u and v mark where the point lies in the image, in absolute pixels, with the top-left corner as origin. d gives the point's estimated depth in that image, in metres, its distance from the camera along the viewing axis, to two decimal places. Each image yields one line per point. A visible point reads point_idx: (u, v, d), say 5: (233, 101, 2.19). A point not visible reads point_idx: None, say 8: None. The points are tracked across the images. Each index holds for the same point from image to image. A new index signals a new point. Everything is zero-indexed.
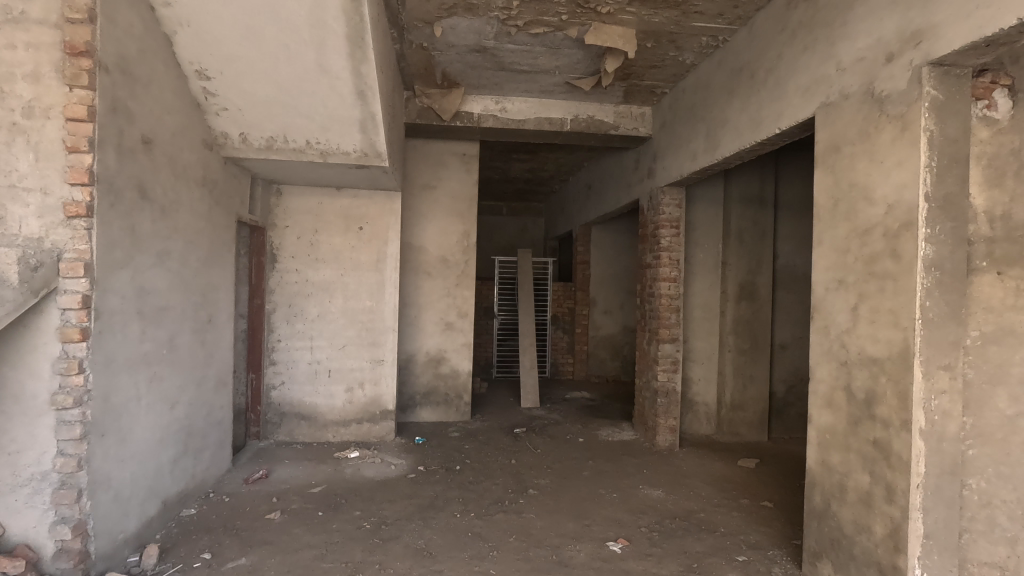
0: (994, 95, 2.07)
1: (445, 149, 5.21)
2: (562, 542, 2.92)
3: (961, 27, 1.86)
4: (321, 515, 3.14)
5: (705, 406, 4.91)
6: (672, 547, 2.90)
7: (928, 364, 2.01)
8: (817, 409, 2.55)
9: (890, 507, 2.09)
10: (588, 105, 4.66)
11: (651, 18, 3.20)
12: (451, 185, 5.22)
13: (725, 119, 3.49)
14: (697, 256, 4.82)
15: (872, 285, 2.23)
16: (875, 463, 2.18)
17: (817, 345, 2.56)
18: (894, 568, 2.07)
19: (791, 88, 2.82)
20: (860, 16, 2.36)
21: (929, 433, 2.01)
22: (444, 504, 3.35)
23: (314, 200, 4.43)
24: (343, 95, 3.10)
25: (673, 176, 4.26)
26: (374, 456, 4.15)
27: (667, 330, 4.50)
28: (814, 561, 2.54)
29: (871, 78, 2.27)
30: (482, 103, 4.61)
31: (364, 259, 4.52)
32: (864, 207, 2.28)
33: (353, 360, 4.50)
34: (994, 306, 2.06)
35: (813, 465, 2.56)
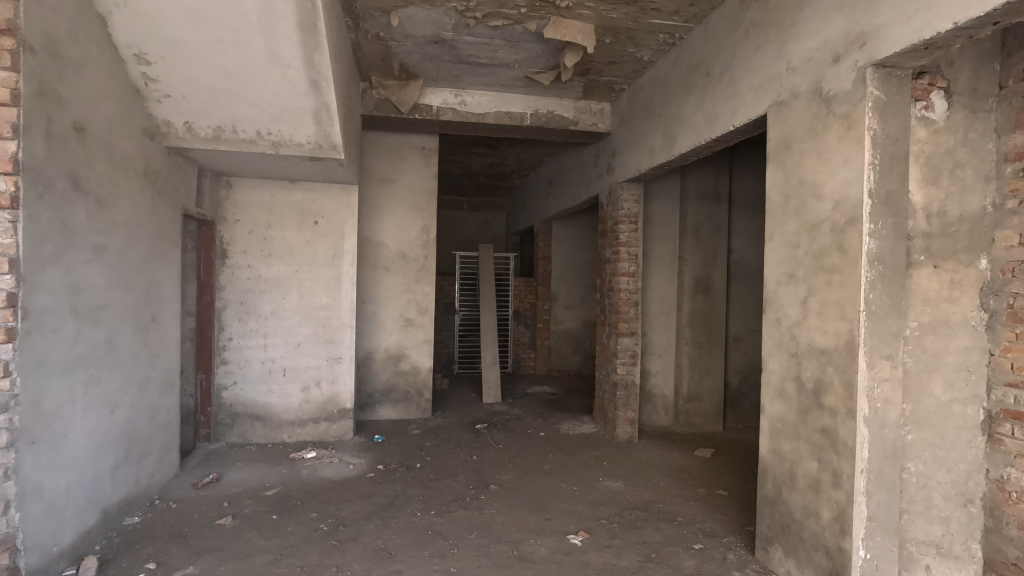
0: (931, 97, 2.19)
1: (404, 142, 5.11)
2: (523, 537, 2.92)
3: (903, 30, 1.93)
4: (275, 518, 3.04)
5: (663, 399, 5.01)
6: (631, 538, 2.94)
7: (872, 354, 2.09)
8: (769, 399, 2.63)
9: (836, 492, 2.17)
10: (547, 101, 4.66)
11: (610, 14, 3.21)
12: (410, 179, 5.13)
13: (681, 116, 3.55)
14: (655, 251, 4.90)
15: (820, 278, 2.30)
16: (822, 450, 2.26)
17: (769, 337, 2.63)
18: (840, 551, 2.15)
19: (744, 86, 2.88)
20: (809, 18, 2.42)
21: (872, 420, 2.09)
22: (404, 503, 3.29)
23: (266, 193, 4.28)
24: (295, 84, 2.99)
25: (632, 171, 4.30)
26: (332, 455, 4.06)
27: (626, 324, 4.56)
28: (766, 546, 2.62)
29: (820, 77, 2.33)
30: (441, 96, 4.54)
31: (320, 255, 4.39)
32: (813, 203, 2.35)
33: (309, 359, 4.38)
34: (932, 298, 2.21)
35: (765, 454, 2.64)
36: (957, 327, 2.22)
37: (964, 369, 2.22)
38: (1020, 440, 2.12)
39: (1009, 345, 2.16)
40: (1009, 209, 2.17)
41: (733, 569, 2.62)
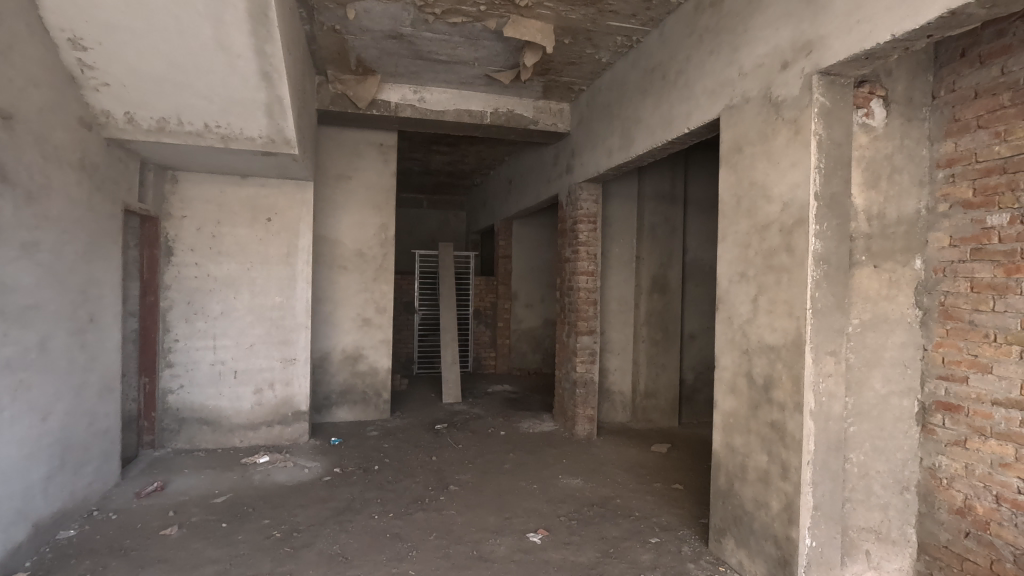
0: (872, 105, 2.30)
1: (361, 139, 5.01)
2: (483, 537, 2.91)
3: (845, 40, 2.02)
4: (225, 526, 2.93)
5: (621, 396, 5.09)
6: (590, 534, 2.97)
7: (817, 350, 2.18)
8: (722, 395, 2.70)
9: (785, 484, 2.25)
10: (507, 99, 4.66)
11: (569, 15, 3.24)
12: (367, 176, 5.03)
13: (638, 118, 3.61)
14: (613, 250, 4.97)
15: (770, 277, 2.38)
16: (772, 443, 2.34)
17: (722, 334, 2.71)
18: (788, 540, 2.23)
19: (699, 90, 2.95)
20: (760, 25, 2.49)
21: (818, 413, 2.18)
22: (362, 507, 3.23)
23: (215, 189, 4.12)
24: (246, 75, 2.88)
25: (590, 171, 4.35)
26: (286, 460, 3.94)
27: (585, 323, 4.61)
28: (719, 537, 2.70)
29: (770, 83, 2.41)
30: (400, 92, 4.47)
31: (273, 252, 4.25)
32: (763, 205, 2.43)
33: (261, 360, 4.24)
34: (872, 296, 2.31)
35: (718, 448, 2.71)
36: (894, 323, 2.35)
37: (901, 364, 2.37)
38: (952, 429, 2.29)
39: (941, 341, 2.33)
40: (941, 213, 2.33)
41: (688, 561, 2.69)
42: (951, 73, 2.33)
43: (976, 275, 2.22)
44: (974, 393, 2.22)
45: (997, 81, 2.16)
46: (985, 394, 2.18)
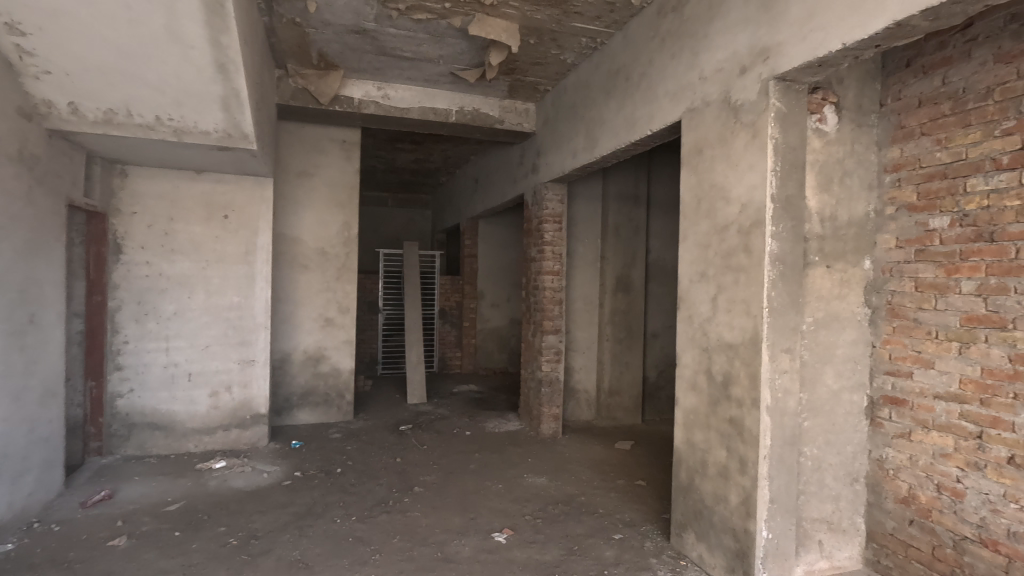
0: (824, 111, 2.38)
1: (323, 135, 4.91)
2: (448, 538, 2.89)
3: (799, 47, 2.08)
4: (177, 535, 2.82)
5: (586, 394, 5.14)
6: (555, 532, 2.99)
7: (774, 347, 2.24)
8: (682, 392, 2.76)
9: (743, 478, 2.31)
10: (472, 98, 4.64)
11: (534, 15, 3.24)
12: (330, 173, 4.93)
13: (602, 119, 3.64)
14: (578, 250, 5.01)
15: (728, 277, 2.44)
16: (730, 438, 2.40)
17: (683, 333, 2.76)
18: (746, 533, 2.29)
19: (661, 93, 3.00)
20: (719, 30, 2.55)
21: (774, 409, 2.25)
22: (323, 510, 3.16)
23: (168, 184, 3.96)
24: (200, 66, 2.77)
25: (556, 171, 4.37)
26: (244, 464, 3.82)
27: (550, 322, 4.64)
28: (680, 532, 2.75)
29: (728, 87, 2.47)
30: (363, 88, 4.40)
31: (230, 251, 4.12)
32: (722, 206, 2.49)
33: (218, 362, 4.10)
34: (825, 295, 2.40)
35: (679, 444, 2.76)
36: (845, 321, 2.44)
37: (852, 360, 2.46)
38: (898, 422, 2.40)
39: (889, 338, 2.43)
40: (888, 215, 2.44)
41: (650, 556, 2.73)
42: (898, 82, 2.43)
43: (920, 275, 2.32)
44: (918, 387, 2.32)
45: (939, 91, 2.27)
46: (928, 388, 2.29)
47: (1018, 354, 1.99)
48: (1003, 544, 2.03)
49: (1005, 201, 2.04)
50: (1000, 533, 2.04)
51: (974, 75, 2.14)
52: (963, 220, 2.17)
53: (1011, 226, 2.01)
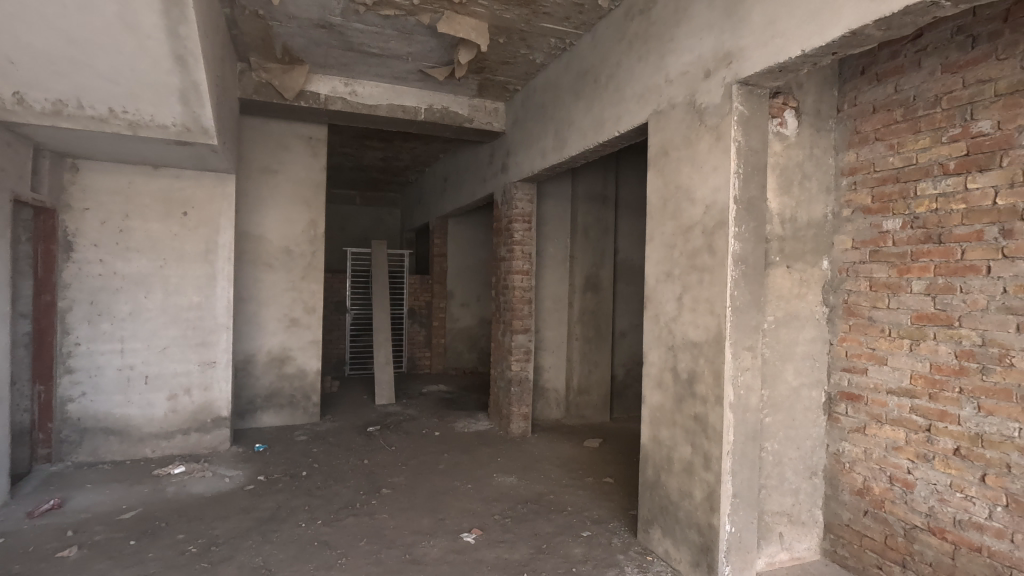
0: (785, 115, 2.46)
1: (288, 131, 4.80)
2: (416, 540, 2.86)
3: (761, 53, 2.14)
4: (132, 544, 2.72)
5: (555, 393, 5.17)
6: (524, 531, 2.99)
7: (736, 345, 2.30)
8: (649, 390, 2.79)
9: (707, 473, 2.36)
10: (442, 96, 4.61)
11: (503, 14, 3.24)
12: (295, 171, 4.83)
13: (571, 120, 3.67)
14: (548, 250, 5.03)
15: (693, 276, 2.49)
16: (695, 435, 2.45)
17: (650, 331, 2.80)
18: (710, 527, 2.34)
19: (629, 95, 3.04)
20: (685, 33, 2.60)
21: (736, 405, 2.30)
22: (288, 515, 3.09)
23: (123, 179, 3.81)
24: (156, 57, 2.67)
25: (525, 171, 4.38)
26: (204, 469, 3.71)
27: (520, 322, 4.64)
28: (647, 528, 2.79)
29: (693, 90, 2.52)
30: (329, 84, 4.33)
31: (189, 249, 3.99)
32: (688, 207, 2.54)
33: (177, 364, 3.97)
34: (785, 294, 2.47)
35: (645, 441, 2.80)
36: (804, 320, 2.52)
37: (811, 357, 2.54)
38: (853, 417, 2.48)
39: (845, 336, 2.52)
40: (845, 217, 2.53)
41: (618, 553, 2.76)
42: (853, 89, 2.52)
43: (874, 275, 2.41)
44: (872, 383, 2.41)
45: (891, 98, 2.36)
46: (881, 383, 2.38)
47: (964, 350, 2.09)
48: (950, 531, 2.13)
49: (952, 204, 2.14)
50: (947, 521, 2.14)
51: (924, 83, 2.24)
52: (914, 222, 2.27)
53: (958, 229, 2.12)
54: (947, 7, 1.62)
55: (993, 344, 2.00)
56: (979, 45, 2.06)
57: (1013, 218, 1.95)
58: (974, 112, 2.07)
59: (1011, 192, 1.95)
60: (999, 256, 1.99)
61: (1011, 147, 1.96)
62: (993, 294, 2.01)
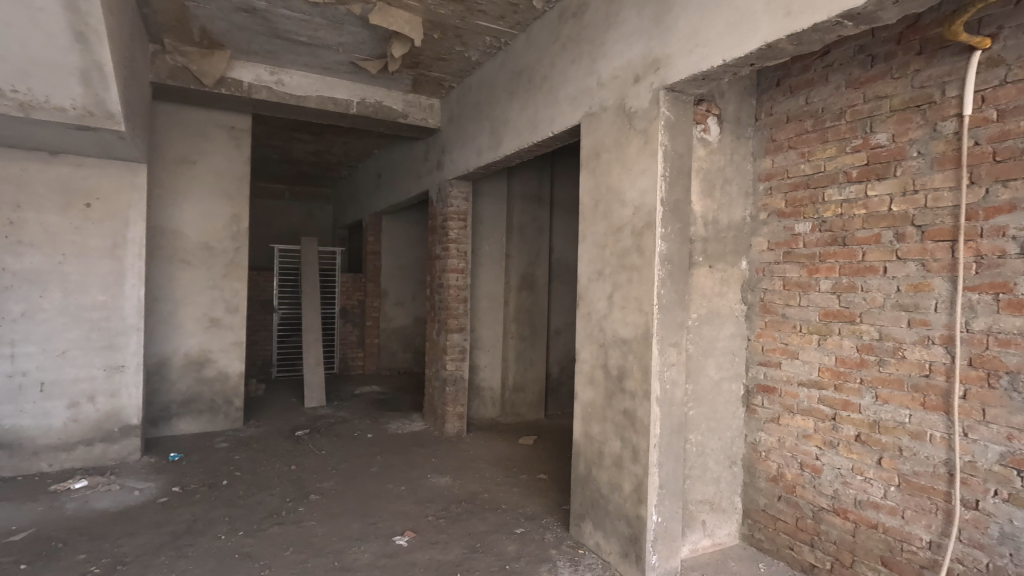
0: (708, 121, 2.58)
1: (208, 120, 4.52)
2: (346, 546, 2.77)
3: (686, 61, 2.23)
4: (23, 568, 2.47)
5: (490, 391, 5.18)
6: (458, 531, 2.97)
7: (663, 341, 2.38)
8: (581, 386, 2.85)
9: (635, 466, 2.44)
10: (374, 90, 4.49)
11: (437, 9, 3.19)
12: (216, 162, 4.55)
13: (506, 119, 3.67)
14: (483, 248, 5.02)
15: (623, 275, 2.55)
16: (624, 429, 2.52)
17: (582, 329, 2.85)
18: (638, 518, 2.41)
19: (562, 96, 3.08)
20: (615, 39, 2.66)
21: (663, 399, 2.39)
22: (206, 527, 2.92)
23: (14, 167, 3.46)
24: (53, 34, 2.43)
25: (460, 169, 4.35)
26: (110, 483, 3.42)
27: (455, 321, 4.61)
28: (578, 522, 2.85)
29: (623, 94, 2.59)
30: (254, 72, 4.11)
31: (93, 244, 3.67)
32: (618, 208, 2.60)
33: (79, 369, 3.64)
34: (708, 293, 2.60)
35: (577, 437, 2.85)
36: (724, 316, 2.66)
37: (730, 352, 2.69)
38: (769, 408, 2.64)
39: (762, 331, 2.68)
40: (762, 220, 2.68)
41: (550, 548, 2.80)
42: (769, 99, 2.68)
43: (787, 275, 2.58)
44: (785, 375, 2.57)
45: (803, 109, 2.53)
46: (793, 376, 2.54)
47: (864, 344, 2.27)
48: (852, 511, 2.31)
49: (854, 209, 2.32)
50: (850, 502, 2.32)
51: (831, 97, 2.41)
52: (821, 226, 2.44)
53: (859, 232, 2.29)
54: (850, 27, 1.75)
55: (889, 338, 2.19)
56: (877, 64, 2.24)
57: (905, 224, 2.14)
58: (873, 125, 2.25)
59: (905, 200, 2.14)
60: (894, 257, 2.18)
61: (904, 159, 2.15)
62: (888, 293, 2.19)
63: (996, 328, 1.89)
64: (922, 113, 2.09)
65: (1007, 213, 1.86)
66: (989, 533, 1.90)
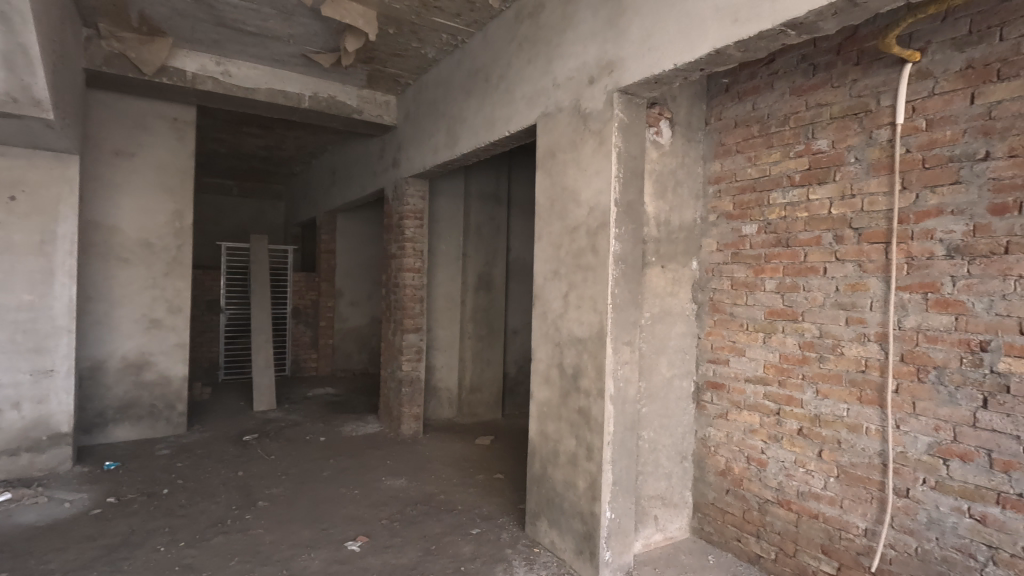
0: (660, 124, 2.63)
1: (148, 111, 4.30)
2: (295, 553, 2.69)
3: (639, 64, 2.26)
4: None
5: (447, 391, 5.13)
6: (412, 534, 2.93)
7: (616, 340, 2.42)
8: (536, 385, 2.85)
9: (589, 464, 2.46)
10: (327, 84, 4.38)
11: (392, 4, 3.14)
12: (157, 155, 4.33)
13: (463, 117, 3.65)
14: (440, 247, 4.97)
15: (578, 275, 2.58)
16: (579, 428, 2.54)
17: (537, 329, 2.86)
18: (592, 515, 2.44)
19: (518, 96, 3.08)
20: (571, 40, 2.68)
21: (616, 397, 2.42)
22: (143, 539, 2.77)
23: None
24: None
25: (416, 167, 4.29)
26: (37, 495, 3.20)
27: (411, 321, 4.55)
28: (534, 521, 2.85)
29: (578, 95, 2.61)
30: (198, 62, 3.94)
31: (19, 239, 3.43)
32: (573, 208, 2.62)
33: (1, 374, 3.39)
34: (660, 292, 2.65)
35: (533, 436, 2.86)
36: (676, 316, 2.72)
37: (681, 350, 2.75)
38: (718, 404, 2.72)
39: (711, 330, 2.75)
40: (711, 221, 2.75)
41: (506, 547, 2.79)
42: (718, 104, 2.75)
43: (734, 275, 2.66)
44: (733, 372, 2.65)
45: (750, 115, 2.61)
46: (740, 373, 2.62)
47: (806, 341, 2.37)
48: (794, 502, 2.40)
49: (797, 212, 2.41)
50: (792, 494, 2.41)
51: (776, 104, 2.50)
52: (767, 228, 2.53)
53: (801, 234, 2.39)
54: (792, 36, 1.82)
55: (828, 336, 2.29)
56: (819, 73, 2.34)
57: (844, 226, 2.24)
58: (815, 132, 2.35)
59: (843, 204, 2.24)
60: (833, 258, 2.28)
61: (843, 164, 2.25)
62: (828, 292, 2.29)
63: (925, 326, 2.00)
64: (860, 121, 2.19)
65: (935, 217, 1.97)
66: (918, 519, 2.01)
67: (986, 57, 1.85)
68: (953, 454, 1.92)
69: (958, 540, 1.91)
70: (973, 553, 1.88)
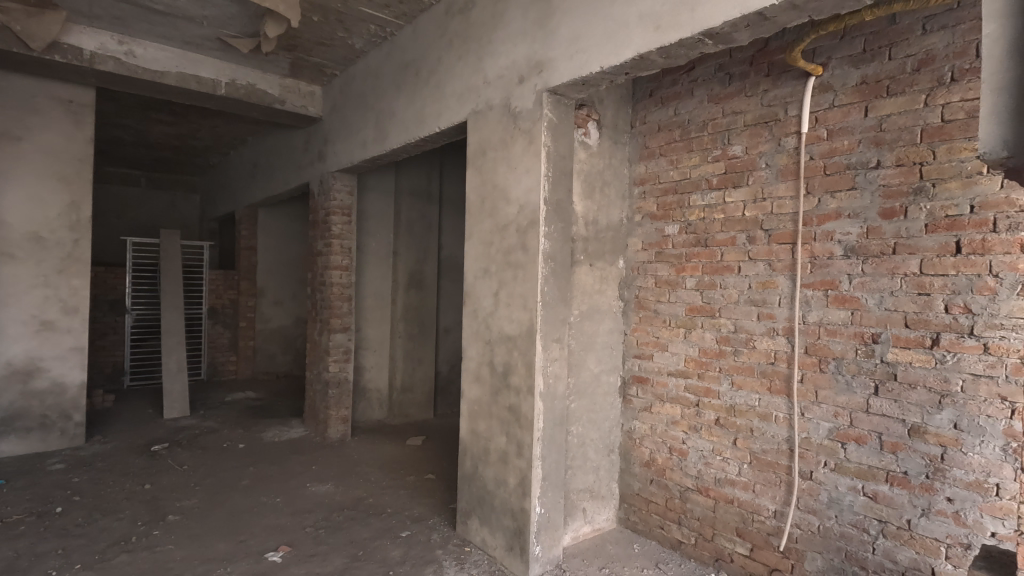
0: (588, 125, 2.69)
1: (37, 91, 3.88)
2: (209, 569, 2.53)
3: (567, 65, 2.30)
4: None
5: (377, 392, 5.01)
6: (338, 540, 2.83)
7: (546, 338, 2.45)
8: (467, 384, 2.84)
9: (519, 461, 2.48)
10: (246, 71, 4.14)
11: None
12: (47, 140, 3.93)
13: (392, 111, 3.56)
14: (369, 244, 4.84)
15: (508, 273, 2.59)
16: (509, 425, 2.55)
17: (468, 326, 2.84)
18: (522, 511, 2.45)
19: (449, 92, 3.04)
20: (501, 38, 2.68)
21: (545, 394, 2.45)
22: (31, 564, 2.50)
23: None
24: None
25: (343, 161, 4.15)
26: None
27: (338, 320, 4.40)
28: (465, 520, 2.84)
29: (508, 94, 2.61)
30: (97, 40, 3.61)
31: None
32: (503, 206, 2.63)
33: None
34: (588, 290, 2.72)
35: (464, 435, 2.84)
36: (604, 312, 2.80)
37: (609, 346, 2.83)
38: (643, 398, 2.82)
39: (637, 326, 2.85)
40: (637, 221, 2.85)
41: (437, 548, 2.76)
42: (643, 108, 2.85)
43: (658, 273, 2.76)
44: (656, 366, 2.76)
45: (671, 119, 2.72)
46: (663, 367, 2.73)
47: (722, 336, 2.50)
48: (712, 489, 2.53)
49: (714, 214, 2.54)
50: (710, 481, 2.54)
51: (695, 109, 2.62)
52: (687, 228, 2.64)
53: (718, 235, 2.52)
54: (710, 46, 1.90)
55: (742, 331, 2.43)
56: (733, 83, 2.47)
57: (756, 228, 2.39)
58: (730, 138, 2.48)
59: (755, 206, 2.39)
60: (747, 258, 2.42)
61: (755, 169, 2.39)
62: (742, 289, 2.43)
63: (826, 320, 2.16)
64: (770, 129, 2.34)
65: (835, 220, 2.14)
66: (820, 499, 2.18)
67: (877, 74, 2.03)
68: (850, 438, 2.10)
69: (854, 516, 2.09)
70: (866, 527, 2.06)
